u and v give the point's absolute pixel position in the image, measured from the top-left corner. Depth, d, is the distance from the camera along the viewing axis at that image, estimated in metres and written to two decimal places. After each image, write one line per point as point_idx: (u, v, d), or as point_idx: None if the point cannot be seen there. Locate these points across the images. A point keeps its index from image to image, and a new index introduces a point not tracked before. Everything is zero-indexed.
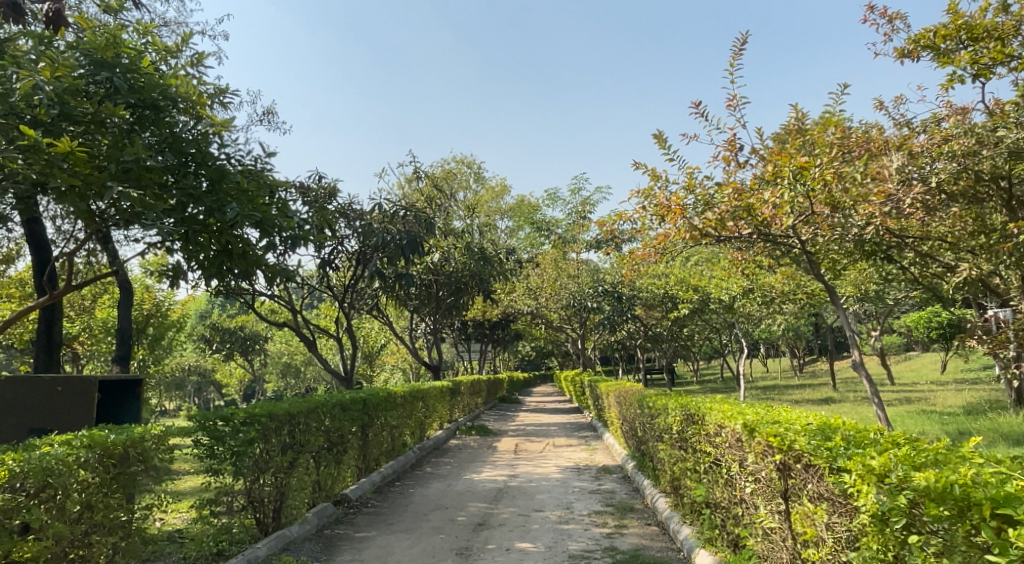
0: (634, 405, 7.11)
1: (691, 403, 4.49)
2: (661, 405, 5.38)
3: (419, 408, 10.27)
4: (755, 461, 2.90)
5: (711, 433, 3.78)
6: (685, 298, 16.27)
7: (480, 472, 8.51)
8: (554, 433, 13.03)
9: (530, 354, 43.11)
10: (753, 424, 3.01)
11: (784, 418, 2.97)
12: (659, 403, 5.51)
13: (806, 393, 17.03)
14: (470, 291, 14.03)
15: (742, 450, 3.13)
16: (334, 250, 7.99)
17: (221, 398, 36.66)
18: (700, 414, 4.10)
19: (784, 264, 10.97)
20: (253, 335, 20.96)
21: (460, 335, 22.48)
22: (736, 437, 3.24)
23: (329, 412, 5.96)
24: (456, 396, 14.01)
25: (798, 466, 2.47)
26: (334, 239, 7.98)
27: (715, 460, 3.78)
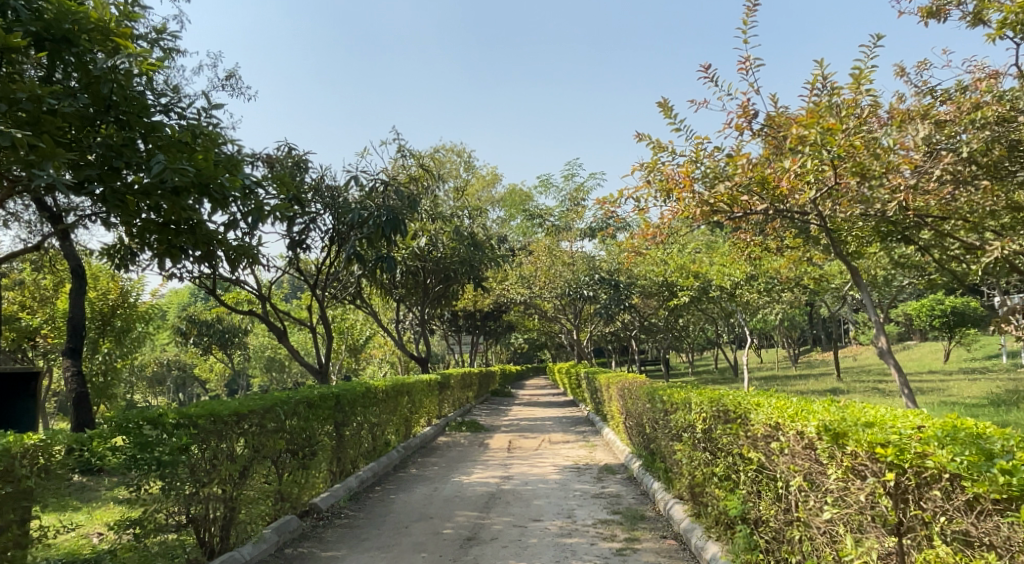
0: (641, 398, 6.36)
1: (721, 398, 3.77)
2: (679, 399, 4.62)
3: (404, 403, 9.49)
4: (838, 478, 2.29)
5: (758, 434, 3.03)
6: (685, 286, 15.53)
7: (470, 473, 7.74)
8: (549, 429, 12.28)
9: (523, 347, 42.44)
10: (839, 428, 2.36)
11: (878, 419, 2.35)
12: (675, 397, 4.78)
13: (810, 383, 16.39)
14: (459, 279, 13.24)
15: (815, 460, 2.46)
16: (305, 228, 7.17)
17: (206, 394, 35.83)
18: (740, 411, 3.34)
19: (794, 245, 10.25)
20: (233, 328, 20.13)
21: (450, 327, 21.71)
22: (802, 441, 2.56)
23: (293, 411, 5.16)
24: (445, 390, 13.23)
25: (934, 495, 1.94)
26: (305, 216, 7.16)
27: (761, 468, 3.04)
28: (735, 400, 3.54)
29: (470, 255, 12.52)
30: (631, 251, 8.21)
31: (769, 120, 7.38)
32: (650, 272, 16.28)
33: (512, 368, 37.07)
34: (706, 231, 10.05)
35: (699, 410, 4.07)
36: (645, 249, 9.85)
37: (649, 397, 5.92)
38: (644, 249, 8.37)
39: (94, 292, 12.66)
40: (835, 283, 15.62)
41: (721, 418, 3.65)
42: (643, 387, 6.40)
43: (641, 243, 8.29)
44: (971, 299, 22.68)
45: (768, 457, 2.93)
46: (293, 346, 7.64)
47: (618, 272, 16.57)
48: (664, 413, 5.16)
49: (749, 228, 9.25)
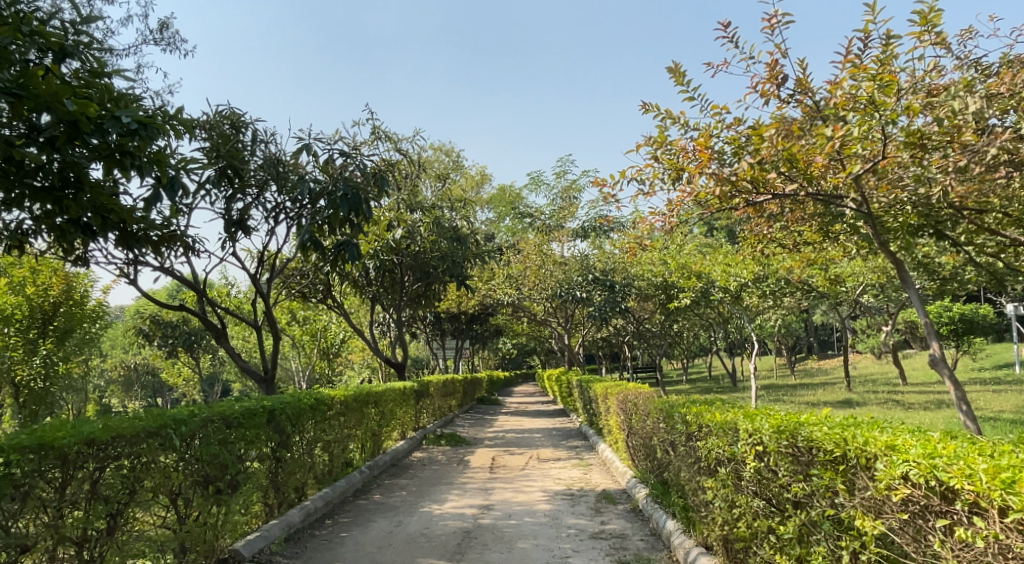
0: (652, 414, 5.17)
1: (789, 430, 2.67)
2: (714, 420, 3.48)
3: (371, 413, 8.26)
4: None
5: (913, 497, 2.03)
6: (685, 287, 14.40)
7: (442, 500, 6.50)
8: (537, 443, 11.05)
9: (511, 353, 41.27)
10: None
11: None
12: (706, 418, 3.62)
13: (818, 393, 15.32)
14: (440, 278, 12.03)
15: None
16: (244, 204, 5.90)
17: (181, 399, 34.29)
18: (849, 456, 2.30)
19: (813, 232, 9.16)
20: (200, 330, 18.79)
21: (434, 331, 20.50)
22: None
23: (205, 432, 3.95)
24: (424, 399, 12.01)
25: None
26: (244, 189, 5.89)
27: (906, 551, 2.07)
28: (826, 435, 2.48)
29: (452, 250, 11.33)
30: (635, 249, 7.04)
31: (802, 86, 6.26)
32: (648, 273, 15.26)
33: (500, 375, 35.81)
34: (718, 221, 8.91)
35: (749, 442, 2.95)
36: (646, 244, 8.66)
37: (663, 414, 4.76)
38: (647, 247, 7.17)
39: (33, 288, 11.32)
40: (845, 286, 14.56)
41: (797, 458, 2.59)
42: (654, 402, 5.23)
43: (645, 241, 7.10)
44: (977, 306, 21.78)
45: (908, 538, 2.05)
46: (234, 347, 6.41)
47: (613, 273, 15.42)
48: (687, 438, 4.00)
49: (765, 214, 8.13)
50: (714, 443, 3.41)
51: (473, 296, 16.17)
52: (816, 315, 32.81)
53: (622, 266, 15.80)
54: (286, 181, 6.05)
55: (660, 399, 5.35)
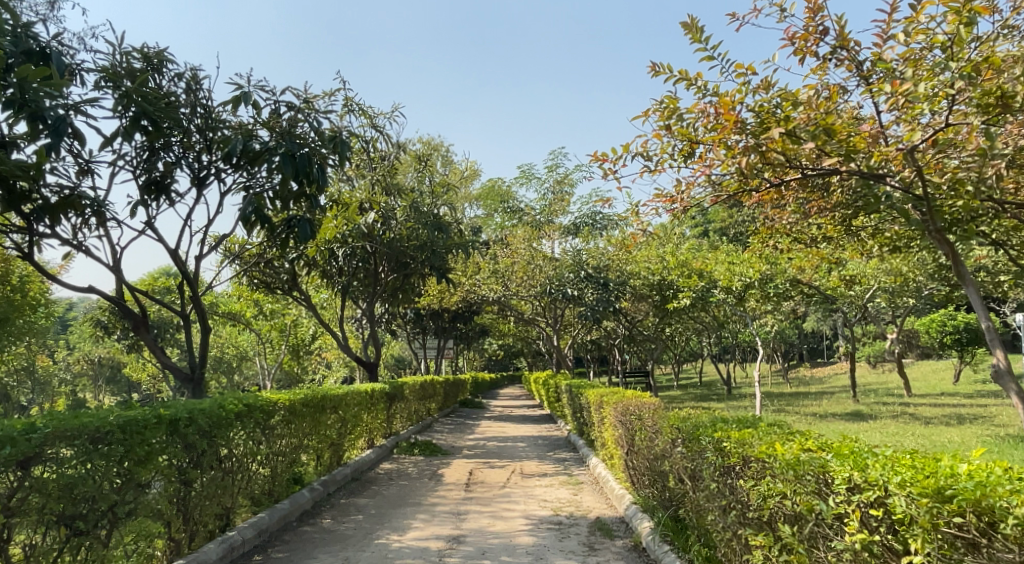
0: (665, 435, 4.11)
1: (973, 498, 1.74)
2: (778, 454, 2.44)
3: (330, 418, 7.17)
4: None
5: None
6: (684, 287, 13.37)
7: (404, 529, 5.40)
8: (521, 453, 9.98)
9: (497, 354, 40.20)
10: None
11: None
12: (765, 451, 2.56)
13: (821, 403, 14.37)
14: (418, 269, 10.93)
15: None
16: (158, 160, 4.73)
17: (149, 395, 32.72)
18: None
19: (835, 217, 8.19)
20: (164, 323, 17.49)
21: (416, 329, 19.38)
22: None
23: (40, 455, 2.80)
24: (397, 403, 10.92)
25: None
26: (159, 140, 4.72)
27: None
28: None
29: (432, 238, 10.29)
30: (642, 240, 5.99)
31: (846, 39, 5.20)
32: (644, 272, 14.89)
33: (485, 377, 34.68)
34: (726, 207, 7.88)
35: (853, 500, 2.01)
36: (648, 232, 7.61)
37: (684, 436, 3.68)
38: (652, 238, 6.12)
39: None
40: (854, 288, 13.61)
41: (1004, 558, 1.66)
42: (669, 419, 4.18)
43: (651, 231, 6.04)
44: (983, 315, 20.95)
45: None
46: (154, 340, 5.27)
47: (607, 270, 14.38)
48: (722, 475, 2.91)
49: (788, 193, 7.13)
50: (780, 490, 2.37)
51: (456, 293, 15.05)
52: (810, 321, 31.99)
53: (617, 264, 14.75)
54: (210, 131, 4.86)
55: (676, 414, 4.31)
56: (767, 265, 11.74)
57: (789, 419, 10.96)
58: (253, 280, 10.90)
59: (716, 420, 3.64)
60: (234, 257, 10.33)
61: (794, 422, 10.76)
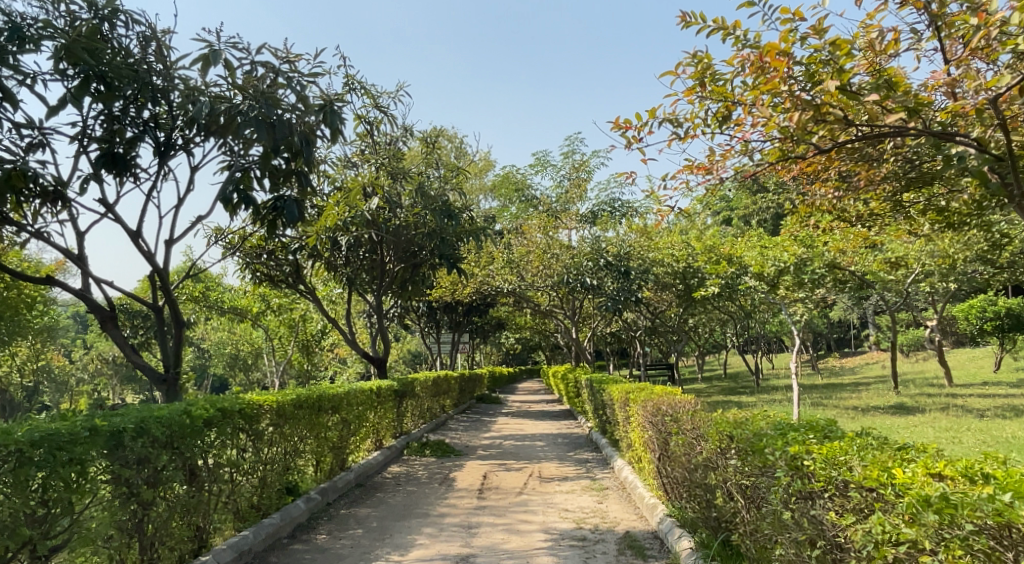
0: (709, 443, 3.42)
1: None
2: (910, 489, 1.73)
3: (330, 420, 6.57)
4: None
5: None
6: (711, 274, 12.58)
7: (407, 546, 4.75)
8: (539, 453, 9.33)
9: (516, 348, 39.60)
10: None
11: None
12: (880, 478, 1.87)
13: (859, 395, 13.52)
14: (428, 258, 10.29)
15: None
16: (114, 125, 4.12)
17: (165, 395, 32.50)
18: None
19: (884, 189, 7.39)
20: None
21: (430, 323, 18.78)
22: None
23: None
24: (407, 401, 10.31)
25: None
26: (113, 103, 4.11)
27: None
28: None
29: (441, 225, 9.65)
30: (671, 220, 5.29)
31: None
32: (668, 260, 14.31)
33: (504, 372, 34.10)
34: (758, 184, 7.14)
35: None
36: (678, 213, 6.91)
37: (740, 448, 2.95)
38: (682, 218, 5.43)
39: None
40: (893, 273, 12.73)
41: None
42: (719, 422, 3.49)
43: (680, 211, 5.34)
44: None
45: None
46: (122, 336, 4.65)
47: (629, 258, 13.61)
48: (800, 500, 2.23)
49: (836, 160, 6.34)
50: (920, 537, 1.68)
51: (469, 284, 14.39)
52: (838, 309, 30.88)
53: (639, 251, 13.99)
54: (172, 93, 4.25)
55: (722, 417, 3.61)
56: (802, 248, 10.91)
57: (828, 414, 10.19)
58: (254, 273, 10.35)
59: (776, 430, 2.93)
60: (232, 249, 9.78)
61: (833, 417, 10.00)
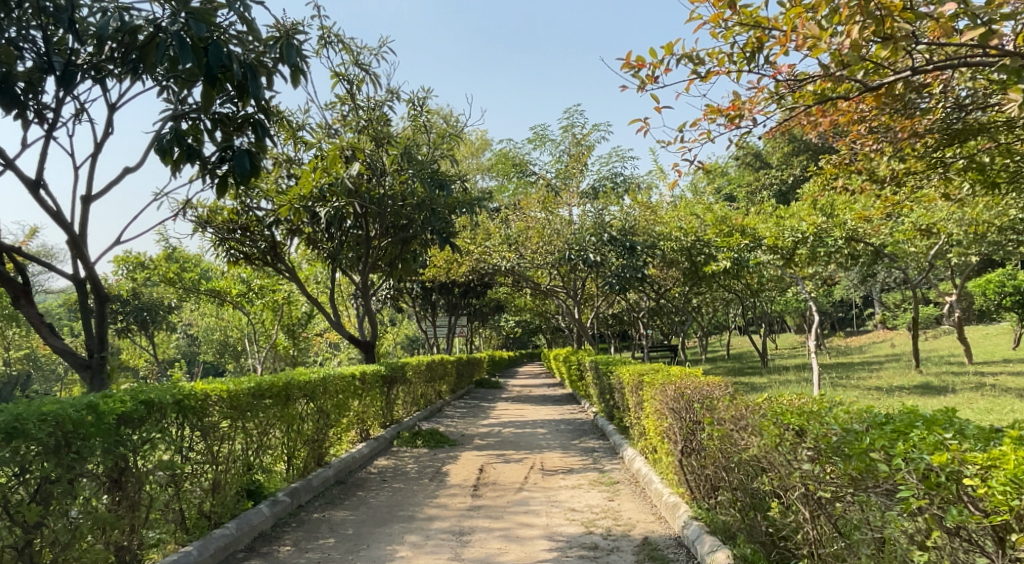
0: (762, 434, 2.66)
1: None
2: None
3: (302, 409, 5.79)
4: None
5: None
6: (723, 247, 11.77)
7: (385, 561, 3.98)
8: (541, 442, 8.59)
9: (516, 331, 38.85)
10: None
11: None
12: None
13: (878, 374, 12.80)
14: (417, 233, 9.46)
15: None
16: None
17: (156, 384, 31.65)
18: None
19: (926, 140, 6.55)
20: (155, 306, 16.12)
21: (425, 305, 18.01)
22: None
23: None
24: (397, 387, 9.54)
25: None
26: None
27: None
28: None
29: (430, 195, 8.83)
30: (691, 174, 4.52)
31: None
32: (676, 234, 13.50)
33: (504, 356, 33.38)
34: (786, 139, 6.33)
35: None
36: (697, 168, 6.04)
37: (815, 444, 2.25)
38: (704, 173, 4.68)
39: None
40: (915, 244, 11.94)
41: None
42: (776, 412, 2.70)
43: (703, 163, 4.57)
44: None
45: None
46: (36, 317, 3.88)
47: (633, 232, 12.79)
48: (950, 534, 1.70)
49: (878, 102, 5.48)
50: None
51: (465, 263, 13.59)
52: (844, 287, 30.14)
53: (644, 225, 13.17)
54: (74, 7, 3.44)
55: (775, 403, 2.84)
56: (822, 217, 10.11)
57: (850, 395, 9.46)
58: (229, 250, 9.55)
59: (871, 420, 2.25)
60: (204, 225, 9.02)
61: (857, 399, 9.25)
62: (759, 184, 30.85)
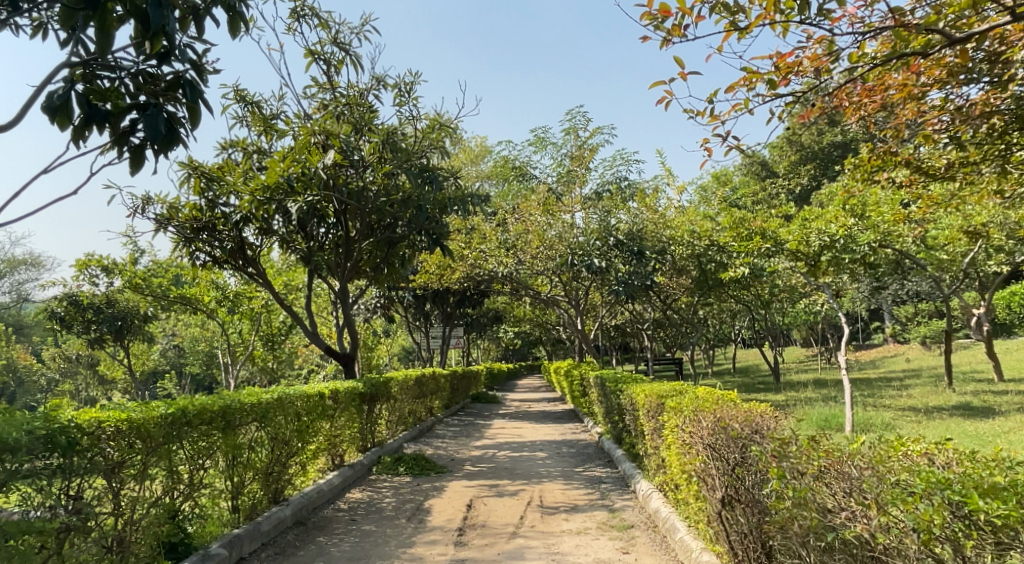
0: (906, 517, 1.99)
1: None
2: None
3: (250, 436, 4.80)
4: None
5: None
6: (740, 253, 10.80)
7: None
8: (540, 469, 7.56)
9: (515, 343, 37.78)
10: None
11: None
12: None
13: (906, 392, 11.82)
14: (402, 233, 8.51)
15: None
16: None
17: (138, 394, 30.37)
18: None
19: (997, 119, 5.57)
20: (130, 314, 15.07)
21: (418, 315, 17.01)
22: None
23: None
24: (379, 405, 8.55)
25: None
26: None
27: None
28: None
29: (416, 190, 7.90)
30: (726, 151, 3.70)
31: None
32: (687, 239, 12.55)
33: (502, 368, 32.32)
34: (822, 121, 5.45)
35: None
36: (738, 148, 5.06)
37: None
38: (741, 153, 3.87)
39: None
40: (947, 249, 10.99)
41: None
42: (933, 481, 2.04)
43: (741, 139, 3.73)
44: None
45: None
46: None
47: (642, 237, 11.86)
48: None
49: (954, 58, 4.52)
50: None
51: (459, 269, 12.63)
52: (854, 299, 29.13)
53: (652, 229, 12.23)
54: None
55: (975, 470, 2.17)
56: (853, 218, 9.16)
57: (886, 418, 8.46)
58: (195, 252, 8.60)
59: None
60: (168, 225, 8.13)
61: (896, 423, 8.26)
62: (765, 193, 29.91)
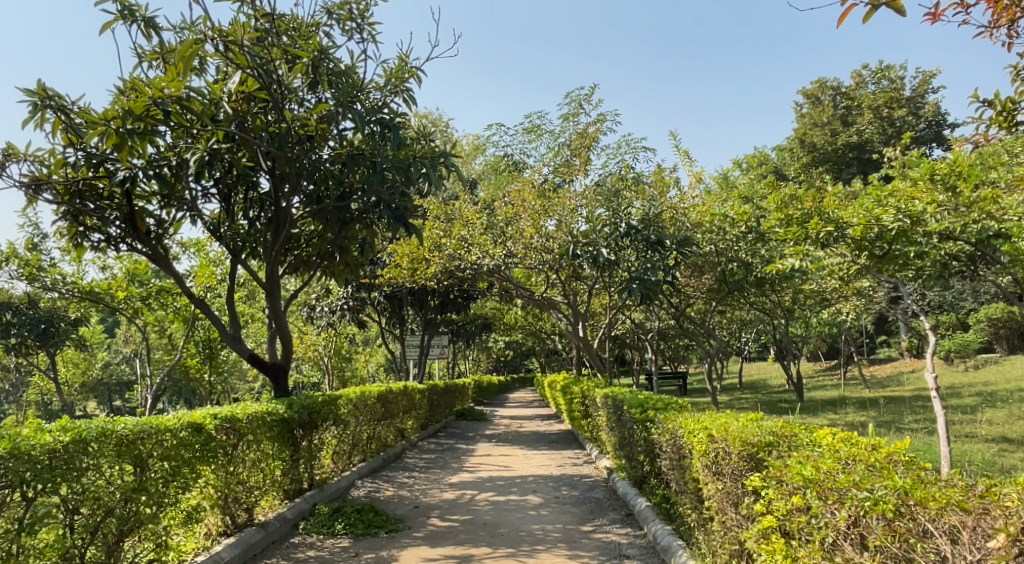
0: None
1: None
2: None
3: (13, 513, 2.72)
4: None
5: None
6: (782, 244, 8.73)
7: None
8: (533, 527, 5.41)
9: (506, 353, 35.57)
10: None
11: None
12: None
13: (973, 416, 9.79)
14: (352, 205, 6.39)
15: None
16: None
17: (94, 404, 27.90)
18: None
19: None
20: (54, 316, 12.80)
21: (394, 320, 14.87)
22: None
23: None
24: (318, 433, 6.39)
25: None
26: None
27: None
28: None
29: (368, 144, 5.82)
30: None
31: None
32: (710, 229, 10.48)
33: (493, 381, 30.12)
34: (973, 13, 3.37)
35: None
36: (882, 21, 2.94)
37: None
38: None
39: None
40: None
41: None
42: None
43: None
44: None
45: None
46: None
47: (658, 224, 9.80)
48: None
49: None
50: None
51: (436, 262, 10.50)
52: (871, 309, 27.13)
53: (671, 216, 10.17)
54: None
55: None
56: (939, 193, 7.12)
57: (990, 456, 6.41)
58: (78, 229, 6.47)
59: None
60: (36, 188, 6.03)
61: (1012, 464, 6.16)
62: None
